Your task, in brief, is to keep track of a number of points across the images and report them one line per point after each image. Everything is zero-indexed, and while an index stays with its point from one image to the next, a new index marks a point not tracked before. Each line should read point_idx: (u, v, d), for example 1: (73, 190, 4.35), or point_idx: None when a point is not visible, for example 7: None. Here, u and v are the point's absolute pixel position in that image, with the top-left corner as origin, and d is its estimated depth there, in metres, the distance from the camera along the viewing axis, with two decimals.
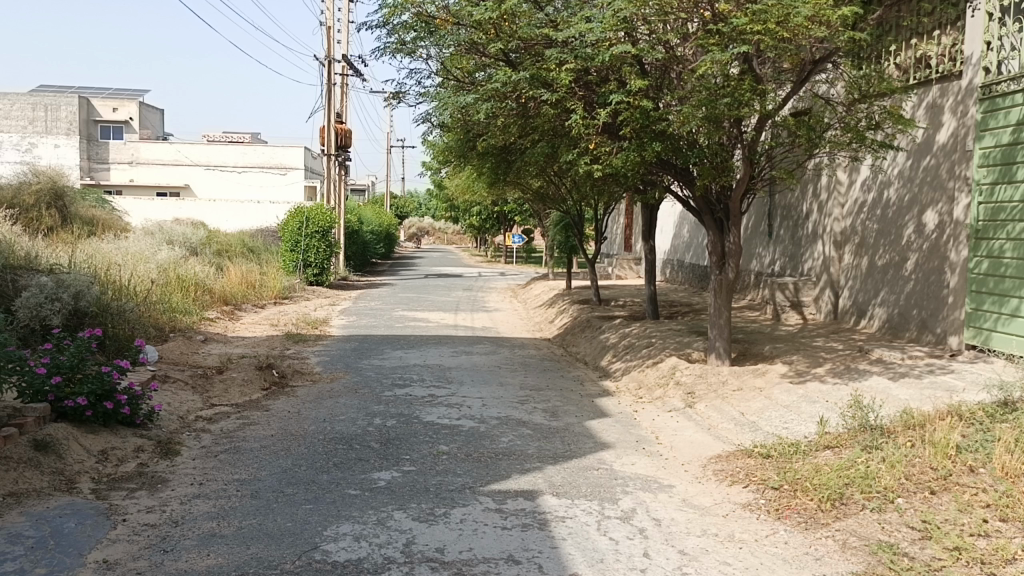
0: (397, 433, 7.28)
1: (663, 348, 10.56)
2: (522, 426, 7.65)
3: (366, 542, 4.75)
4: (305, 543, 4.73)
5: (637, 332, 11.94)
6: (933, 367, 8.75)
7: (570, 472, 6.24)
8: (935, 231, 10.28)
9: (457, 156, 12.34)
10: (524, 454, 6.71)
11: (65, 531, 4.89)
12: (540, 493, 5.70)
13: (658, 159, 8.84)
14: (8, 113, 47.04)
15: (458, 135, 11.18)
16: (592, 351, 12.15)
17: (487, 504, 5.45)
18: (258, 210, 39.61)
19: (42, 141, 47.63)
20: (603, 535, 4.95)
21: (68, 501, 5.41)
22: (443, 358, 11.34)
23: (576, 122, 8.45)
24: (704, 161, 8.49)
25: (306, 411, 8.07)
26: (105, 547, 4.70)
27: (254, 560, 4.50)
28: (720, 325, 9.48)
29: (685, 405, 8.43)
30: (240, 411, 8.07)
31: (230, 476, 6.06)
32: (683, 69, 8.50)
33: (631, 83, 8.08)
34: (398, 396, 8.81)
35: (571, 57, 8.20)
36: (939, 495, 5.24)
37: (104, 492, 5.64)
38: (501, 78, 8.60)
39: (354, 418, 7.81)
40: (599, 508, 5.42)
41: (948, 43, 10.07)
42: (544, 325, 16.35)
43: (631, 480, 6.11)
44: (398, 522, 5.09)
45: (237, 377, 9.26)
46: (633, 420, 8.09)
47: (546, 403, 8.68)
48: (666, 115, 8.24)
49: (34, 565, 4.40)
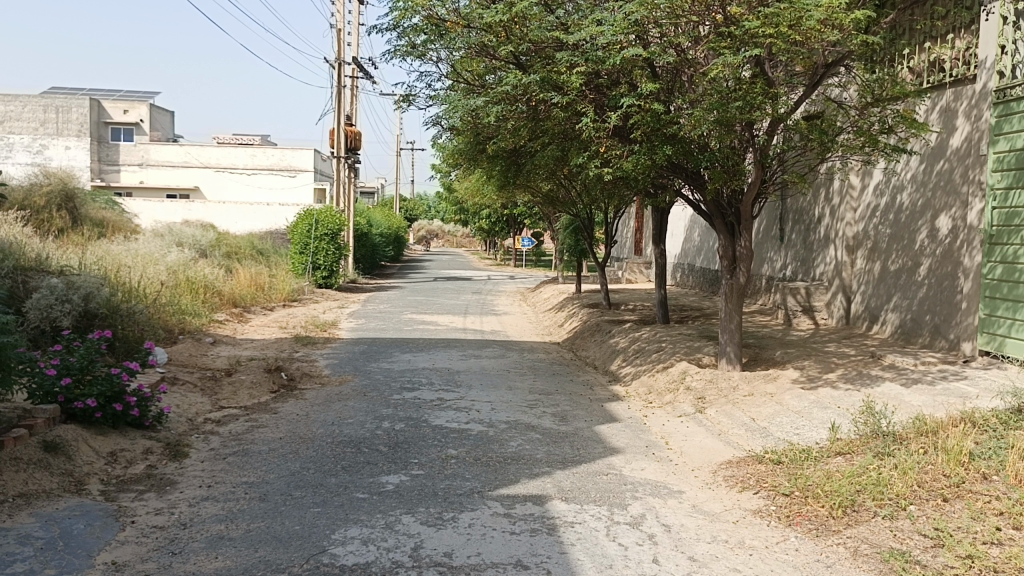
0: (406, 436, 7.26)
1: (673, 353, 10.51)
2: (532, 430, 7.62)
3: (374, 546, 4.73)
4: (312, 546, 4.71)
5: (647, 336, 11.89)
6: (946, 373, 8.67)
7: (579, 477, 6.21)
8: (948, 236, 10.20)
9: (468, 159, 12.33)
10: (533, 458, 6.68)
11: (73, 532, 4.89)
12: (549, 498, 5.67)
13: (669, 163, 8.82)
14: (20, 115, 47.40)
15: (468, 138, 11.18)
16: (601, 355, 12.11)
17: (496, 509, 5.42)
18: (268, 212, 39.72)
19: (54, 143, 47.93)
20: (612, 540, 4.91)
21: (78, 502, 5.41)
22: (452, 362, 11.32)
23: (587, 125, 8.43)
24: (716, 164, 8.45)
25: (315, 414, 8.06)
26: (114, 549, 4.69)
27: (262, 563, 4.48)
28: (731, 330, 9.42)
29: (696, 410, 8.38)
30: (248, 414, 8.08)
31: (239, 479, 6.05)
32: (695, 72, 8.47)
33: (642, 86, 8.05)
34: (406, 400, 8.79)
35: (581, 61, 8.18)
36: (951, 502, 5.18)
37: (113, 494, 5.64)
38: (511, 81, 8.59)
39: (363, 422, 7.80)
40: (608, 514, 5.38)
41: (961, 46, 10.01)
42: (554, 329, 16.31)
43: (641, 485, 6.07)
44: (406, 526, 5.06)
45: (246, 380, 9.27)
46: (643, 425, 8.04)
47: (555, 407, 8.65)
48: (677, 118, 8.22)
49: (44, 566, 4.39)
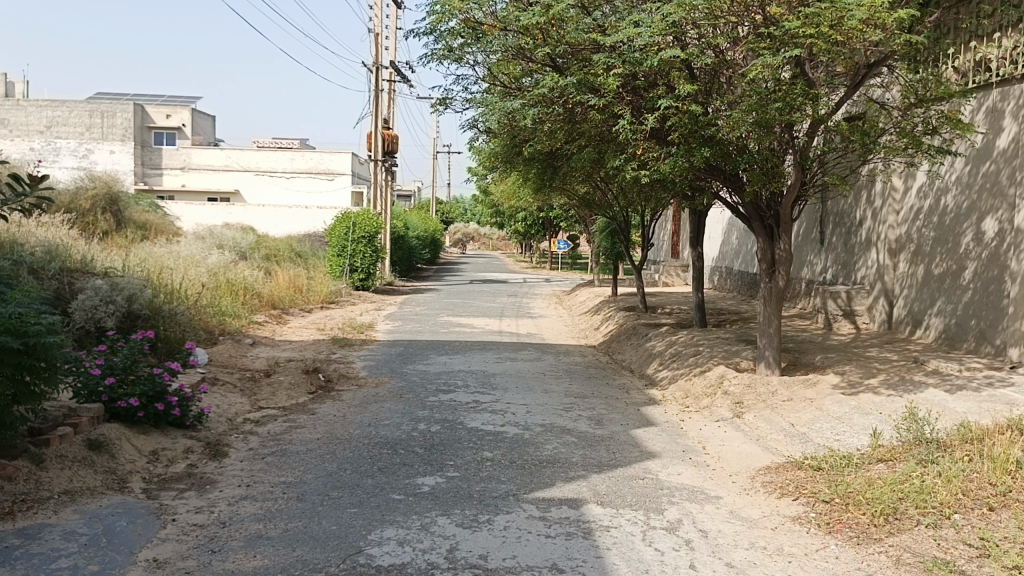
0: (442, 438, 7.28)
1: (710, 357, 10.41)
2: (567, 434, 7.60)
3: (410, 547, 4.74)
4: (349, 547, 4.75)
5: (684, 339, 11.79)
6: (993, 380, 8.47)
7: (615, 481, 6.17)
8: (994, 239, 9.97)
9: (504, 162, 12.35)
10: (568, 461, 6.66)
11: (116, 529, 4.98)
12: (585, 502, 5.65)
13: (707, 165, 8.74)
14: (67, 120, 48.52)
15: (505, 141, 11.19)
16: (637, 359, 12.04)
17: (531, 512, 5.41)
18: (306, 215, 40.13)
19: (99, 147, 48.96)
20: (649, 545, 4.87)
21: (121, 499, 5.52)
22: (488, 365, 11.33)
23: (624, 128, 8.39)
24: (755, 166, 8.36)
25: (352, 415, 8.13)
26: (156, 546, 4.77)
27: (299, 562, 4.52)
28: (770, 334, 9.30)
29: (733, 415, 8.28)
30: (286, 414, 8.16)
31: (277, 479, 6.12)
32: (733, 73, 8.39)
33: (680, 87, 8.00)
34: (442, 402, 8.82)
35: (618, 63, 8.15)
36: (998, 512, 5.06)
37: (155, 492, 5.74)
38: (548, 83, 8.59)
39: (399, 423, 7.84)
40: (644, 518, 5.34)
41: (1009, 45, 9.78)
42: (590, 332, 16.25)
43: (677, 490, 6.02)
44: (442, 528, 5.08)
45: (284, 381, 9.37)
46: (680, 429, 7.98)
47: (591, 411, 8.62)
48: (715, 120, 8.15)
49: (87, 562, 4.48)
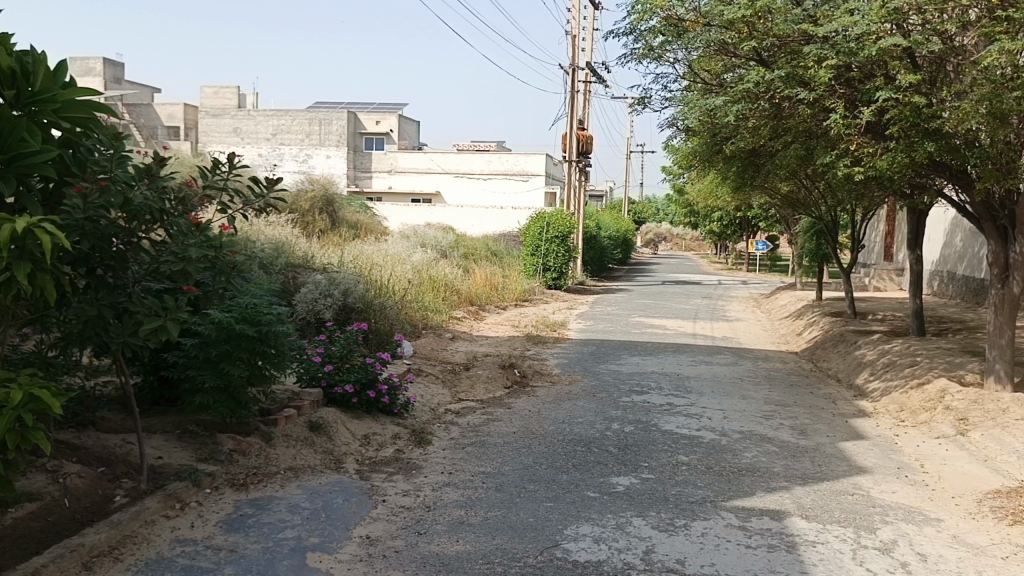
0: (636, 439, 7.25)
1: (928, 368, 9.63)
2: (767, 442, 7.32)
3: (606, 545, 4.76)
4: (546, 540, 4.84)
5: (897, 348, 10.99)
6: None
7: (821, 495, 5.87)
8: None
9: (703, 161, 12.09)
10: (769, 470, 6.41)
11: (333, 506, 5.38)
12: (788, 514, 5.41)
13: (929, 160, 8.10)
14: (289, 128, 52.94)
15: (704, 139, 10.96)
16: (843, 368, 11.37)
17: (730, 520, 5.26)
18: (501, 215, 41.30)
19: (316, 153, 53.02)
20: (859, 565, 4.59)
21: (337, 478, 5.96)
22: (683, 367, 11.14)
23: (835, 123, 7.95)
24: (987, 162, 7.64)
25: (547, 411, 8.28)
26: (368, 524, 5.10)
27: (499, 550, 4.67)
28: (1001, 345, 8.46)
29: (956, 433, 7.62)
30: (485, 407, 8.46)
31: (477, 469, 6.36)
32: (962, 61, 7.72)
33: (900, 78, 7.47)
34: (636, 403, 8.78)
35: (831, 54, 7.75)
36: None
37: (367, 473, 6.14)
38: (753, 79, 8.32)
39: (593, 422, 7.89)
40: (853, 536, 5.04)
41: None
42: (791, 338, 15.54)
43: (891, 509, 5.62)
44: (638, 529, 5.06)
45: (482, 375, 9.71)
46: (893, 444, 7.45)
47: (793, 420, 8.24)
48: (941, 112, 7.53)
49: (309, 534, 4.88)
